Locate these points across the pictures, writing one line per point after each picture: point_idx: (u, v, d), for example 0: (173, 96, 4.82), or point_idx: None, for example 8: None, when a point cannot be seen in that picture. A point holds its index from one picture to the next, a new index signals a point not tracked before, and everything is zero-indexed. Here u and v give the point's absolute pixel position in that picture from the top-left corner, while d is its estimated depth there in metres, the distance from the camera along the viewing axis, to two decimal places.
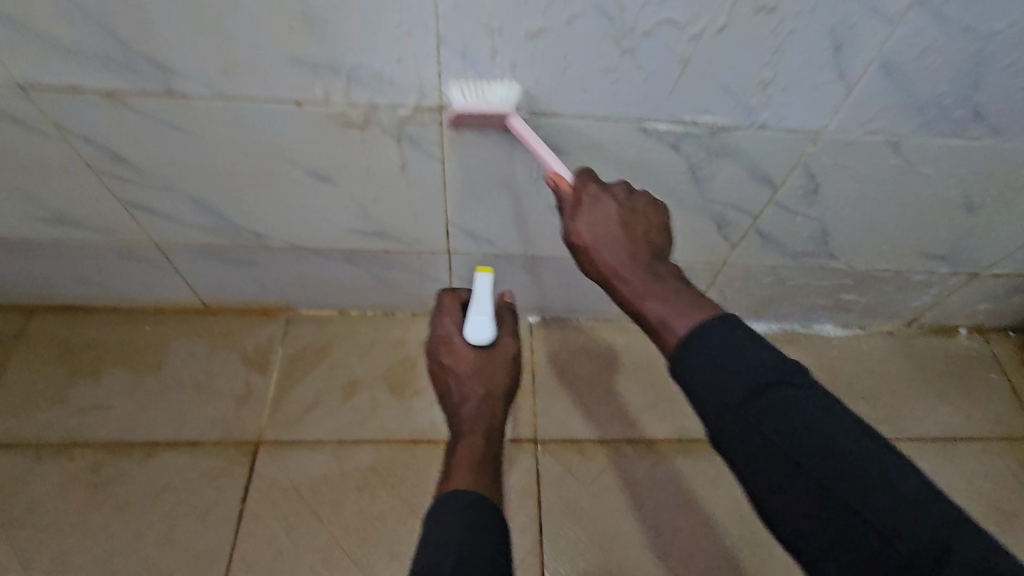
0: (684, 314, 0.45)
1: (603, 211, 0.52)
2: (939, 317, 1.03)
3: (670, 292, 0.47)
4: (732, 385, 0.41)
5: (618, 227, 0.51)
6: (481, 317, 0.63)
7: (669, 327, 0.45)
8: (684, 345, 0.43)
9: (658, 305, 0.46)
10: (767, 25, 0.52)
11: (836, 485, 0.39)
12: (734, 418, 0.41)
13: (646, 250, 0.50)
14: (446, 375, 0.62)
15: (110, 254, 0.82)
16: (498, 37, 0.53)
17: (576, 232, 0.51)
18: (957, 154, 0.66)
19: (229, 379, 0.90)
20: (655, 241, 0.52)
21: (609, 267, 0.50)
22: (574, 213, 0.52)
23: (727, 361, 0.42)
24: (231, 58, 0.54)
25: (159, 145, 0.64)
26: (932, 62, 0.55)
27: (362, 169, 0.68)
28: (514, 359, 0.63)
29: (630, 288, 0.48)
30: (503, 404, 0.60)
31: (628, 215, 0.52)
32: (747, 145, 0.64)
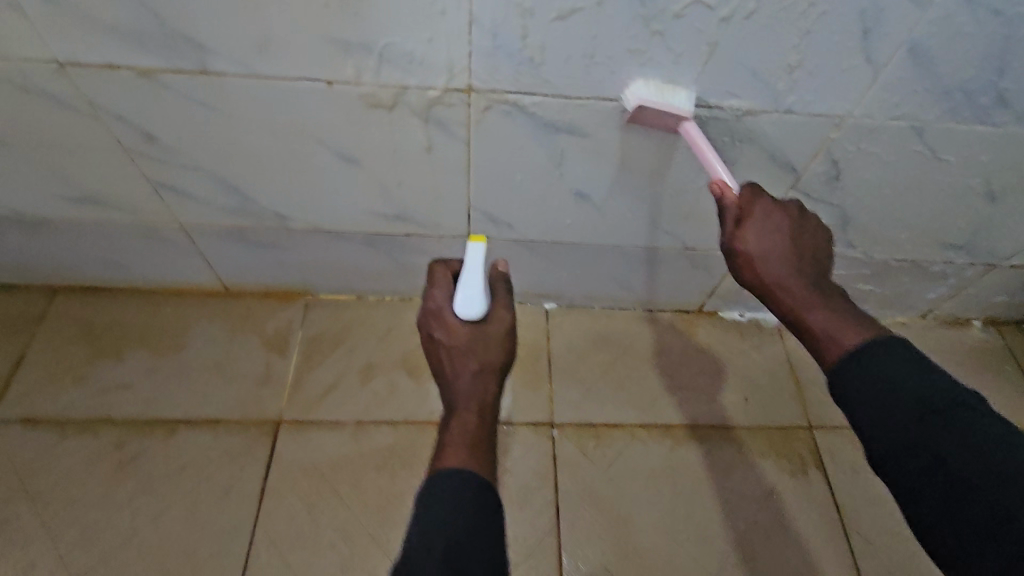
0: (849, 328, 0.48)
1: (774, 226, 0.52)
2: (954, 309, 1.03)
3: (836, 308, 0.49)
4: (884, 382, 0.45)
5: (787, 241, 0.51)
6: (474, 291, 0.56)
7: (837, 340, 0.48)
8: (854, 359, 0.47)
9: (821, 318, 0.49)
10: (796, 8, 0.52)
11: (959, 458, 0.42)
12: (878, 405, 0.45)
13: (808, 261, 0.51)
14: (437, 350, 0.54)
15: (135, 235, 0.83)
16: (530, 18, 0.53)
17: (744, 243, 0.52)
18: (980, 141, 0.66)
19: (250, 360, 0.91)
20: (813, 254, 0.52)
21: (775, 279, 0.51)
22: (741, 224, 0.53)
23: (887, 369, 0.46)
24: (266, 37, 0.55)
25: (190, 124, 0.65)
26: (961, 46, 0.55)
27: (387, 151, 0.68)
28: (511, 331, 0.55)
29: (793, 299, 0.50)
30: (500, 380, 0.53)
31: (795, 229, 0.52)
32: (771, 129, 0.65)
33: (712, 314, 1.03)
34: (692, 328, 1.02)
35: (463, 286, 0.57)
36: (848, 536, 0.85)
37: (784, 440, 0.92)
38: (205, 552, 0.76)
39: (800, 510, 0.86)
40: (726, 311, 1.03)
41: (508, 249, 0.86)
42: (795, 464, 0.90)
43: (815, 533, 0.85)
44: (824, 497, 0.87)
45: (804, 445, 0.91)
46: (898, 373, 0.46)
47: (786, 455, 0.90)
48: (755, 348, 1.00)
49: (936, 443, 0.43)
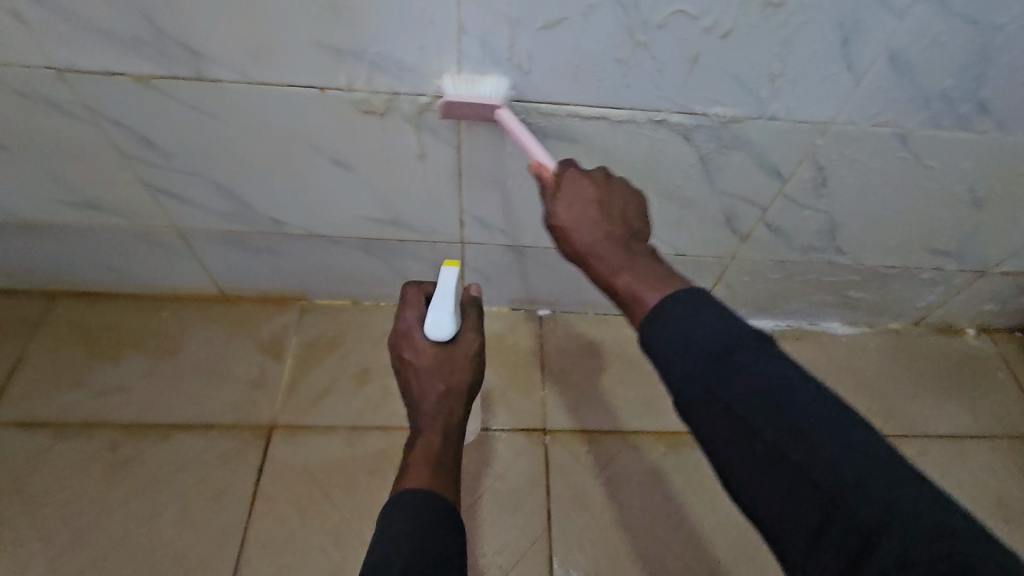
0: (654, 286, 0.44)
1: (582, 195, 0.51)
2: (947, 317, 1.03)
3: (647, 270, 0.46)
4: (686, 344, 0.40)
5: (596, 209, 0.50)
6: (442, 312, 0.56)
7: (643, 298, 0.44)
8: (651, 317, 0.42)
9: (631, 278, 0.46)
10: (776, 19, 0.54)
11: (776, 435, 0.37)
12: (695, 371, 0.39)
13: (621, 230, 0.49)
14: (406, 369, 0.57)
15: (133, 239, 0.84)
16: (517, 27, 0.55)
17: (557, 215, 0.51)
18: (962, 148, 0.67)
19: (245, 364, 0.92)
20: (633, 223, 0.51)
21: (585, 247, 0.49)
22: (554, 199, 0.52)
23: (682, 322, 0.41)
24: (261, 44, 0.57)
25: (186, 130, 0.67)
26: (940, 53, 0.57)
27: (381, 157, 0.70)
28: (478, 355, 0.57)
29: (605, 264, 0.48)
30: (464, 402, 0.55)
31: (604, 199, 0.51)
32: (757, 136, 0.66)
33: None
34: None
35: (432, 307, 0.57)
36: None
37: None
38: (195, 554, 0.76)
39: None
40: None
41: (501, 254, 0.87)
42: None
43: None
44: None
45: None
46: (709, 337, 0.40)
47: None
48: None
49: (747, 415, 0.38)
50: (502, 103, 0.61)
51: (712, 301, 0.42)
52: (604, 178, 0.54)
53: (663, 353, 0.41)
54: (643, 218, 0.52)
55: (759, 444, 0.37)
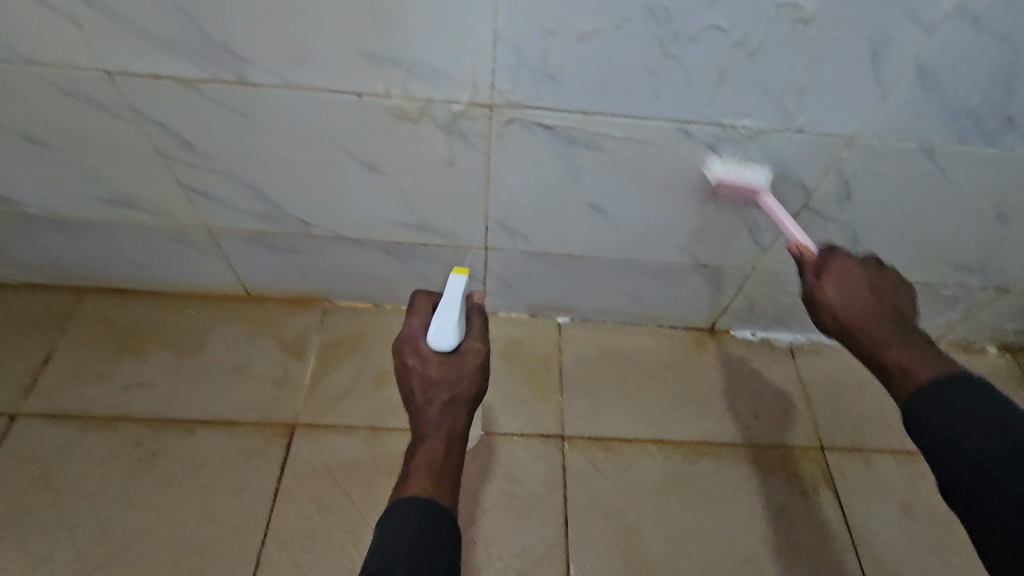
0: (928, 365, 0.51)
1: (844, 274, 0.58)
2: (967, 334, 1.03)
3: (918, 349, 0.52)
4: (950, 415, 0.47)
5: (863, 287, 0.57)
6: (445, 324, 0.57)
7: (915, 373, 0.51)
8: (920, 391, 0.50)
9: (902, 354, 0.52)
10: (805, 35, 0.55)
11: (1019, 485, 0.43)
12: (950, 435, 0.47)
13: (890, 310, 0.56)
14: (411, 378, 0.58)
15: (165, 237, 0.86)
16: (552, 39, 0.56)
17: (828, 293, 0.57)
18: (988, 164, 0.68)
19: (268, 363, 0.93)
20: (897, 299, 0.57)
21: (852, 322, 0.55)
22: (820, 275, 0.59)
23: (937, 396, 0.49)
24: (302, 50, 0.59)
25: (223, 132, 0.68)
26: (968, 69, 0.57)
27: (411, 162, 0.71)
28: (483, 365, 0.58)
29: (871, 337, 0.54)
30: (468, 411, 0.56)
31: (868, 276, 0.58)
32: (783, 148, 0.67)
33: (723, 332, 1.04)
34: (703, 345, 1.03)
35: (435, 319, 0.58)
36: (859, 558, 0.84)
37: (796, 460, 0.91)
38: (216, 549, 0.77)
39: (811, 530, 0.85)
40: (738, 329, 1.04)
41: (523, 260, 0.88)
42: (806, 483, 0.89)
43: (827, 554, 0.84)
44: (836, 518, 0.87)
45: (815, 465, 0.91)
46: (967, 406, 0.47)
47: (798, 474, 0.90)
48: (765, 366, 1.01)
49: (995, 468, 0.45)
50: (762, 188, 0.69)
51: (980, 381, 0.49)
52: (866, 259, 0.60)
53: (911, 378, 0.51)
54: (902, 292, 0.58)
55: (998, 492, 0.44)
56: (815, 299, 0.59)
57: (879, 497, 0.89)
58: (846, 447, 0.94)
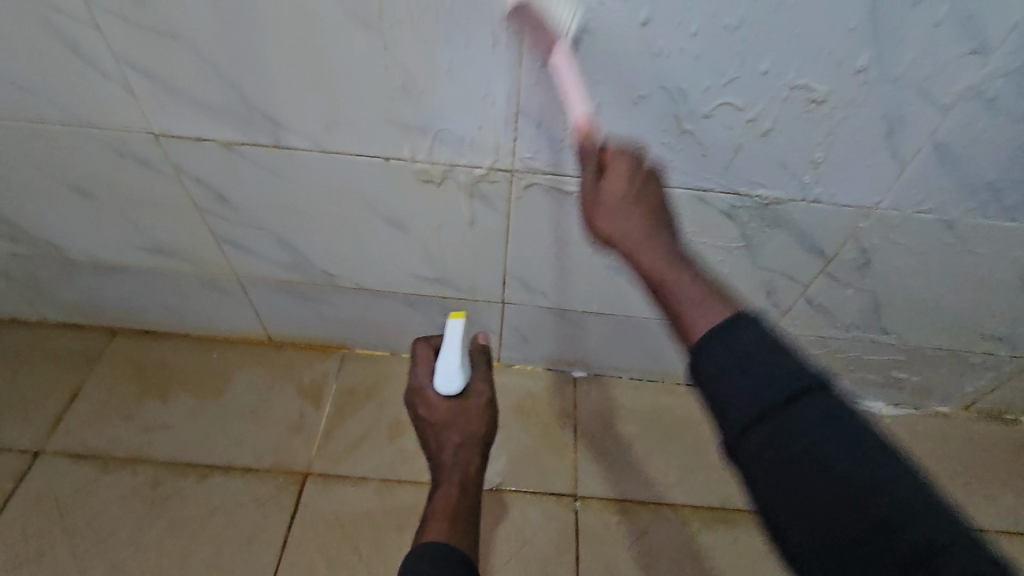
0: (707, 305, 0.42)
1: (624, 201, 0.49)
2: (999, 403, 0.99)
3: (698, 287, 0.43)
4: (740, 365, 0.38)
5: (642, 217, 0.48)
6: (449, 370, 0.59)
7: (694, 317, 0.42)
8: (710, 333, 0.40)
9: (681, 296, 0.44)
10: (818, 113, 0.56)
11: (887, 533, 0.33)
12: (737, 382, 0.38)
13: (669, 244, 0.47)
14: (423, 424, 0.60)
15: (195, 283, 0.90)
16: (571, 112, 0.59)
17: (605, 216, 0.49)
18: (1010, 236, 0.67)
19: (285, 409, 0.95)
20: (673, 218, 0.49)
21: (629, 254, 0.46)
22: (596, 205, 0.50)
23: (735, 338, 0.39)
24: (335, 118, 0.62)
25: (258, 189, 0.72)
26: (985, 148, 0.58)
27: (433, 220, 0.74)
28: (491, 403, 0.60)
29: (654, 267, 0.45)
30: (481, 452, 0.57)
31: (648, 206, 0.49)
32: (800, 216, 0.67)
33: None
34: None
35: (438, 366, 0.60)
36: None
37: None
38: None
39: None
40: None
41: (540, 315, 0.89)
42: None
43: None
44: None
45: None
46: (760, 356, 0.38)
47: None
48: None
49: (788, 434, 0.36)
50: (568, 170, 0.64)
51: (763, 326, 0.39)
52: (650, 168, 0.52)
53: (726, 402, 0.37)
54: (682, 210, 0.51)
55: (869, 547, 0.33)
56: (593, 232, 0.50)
57: None
58: None
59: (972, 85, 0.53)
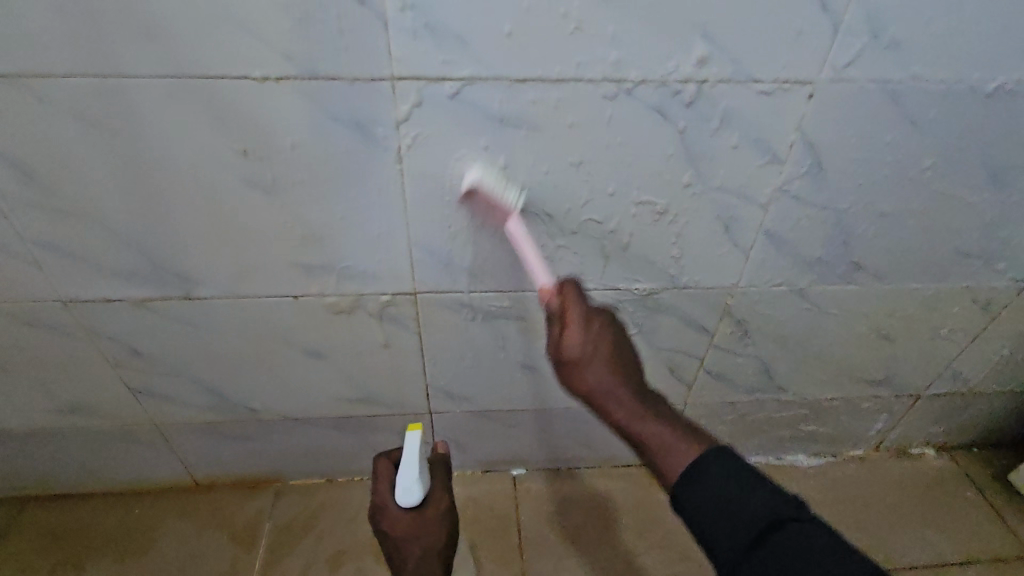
0: (681, 442, 0.47)
1: (592, 331, 0.52)
2: (902, 439, 1.08)
3: (671, 421, 0.49)
4: (722, 506, 0.44)
5: (608, 347, 0.51)
6: (409, 483, 0.64)
7: (673, 453, 0.47)
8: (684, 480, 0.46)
9: (659, 431, 0.48)
10: (664, 220, 0.67)
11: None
12: (726, 530, 0.44)
13: (637, 374, 0.51)
14: (385, 538, 0.64)
15: (113, 438, 0.88)
16: (458, 239, 0.66)
17: (574, 356, 0.51)
18: (853, 296, 0.78)
19: (215, 559, 0.90)
20: (633, 359, 0.52)
21: (599, 387, 0.50)
22: (564, 332, 0.53)
23: (723, 485, 0.45)
24: (243, 269, 0.67)
25: (175, 339, 0.75)
26: (806, 231, 0.69)
27: (349, 346, 0.78)
28: (449, 510, 0.66)
29: (625, 411, 0.49)
30: (441, 562, 0.63)
31: (615, 338, 0.52)
32: (677, 301, 0.76)
33: None
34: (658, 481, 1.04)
35: (399, 480, 0.65)
36: None
37: None
38: None
39: None
40: None
41: (469, 419, 0.92)
42: None
43: None
44: None
45: None
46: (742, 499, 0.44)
47: None
48: None
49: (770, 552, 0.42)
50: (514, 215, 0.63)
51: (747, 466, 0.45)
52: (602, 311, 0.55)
53: (692, 498, 0.45)
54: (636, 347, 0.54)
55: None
56: (559, 360, 0.53)
57: None
58: None
59: (778, 186, 0.65)
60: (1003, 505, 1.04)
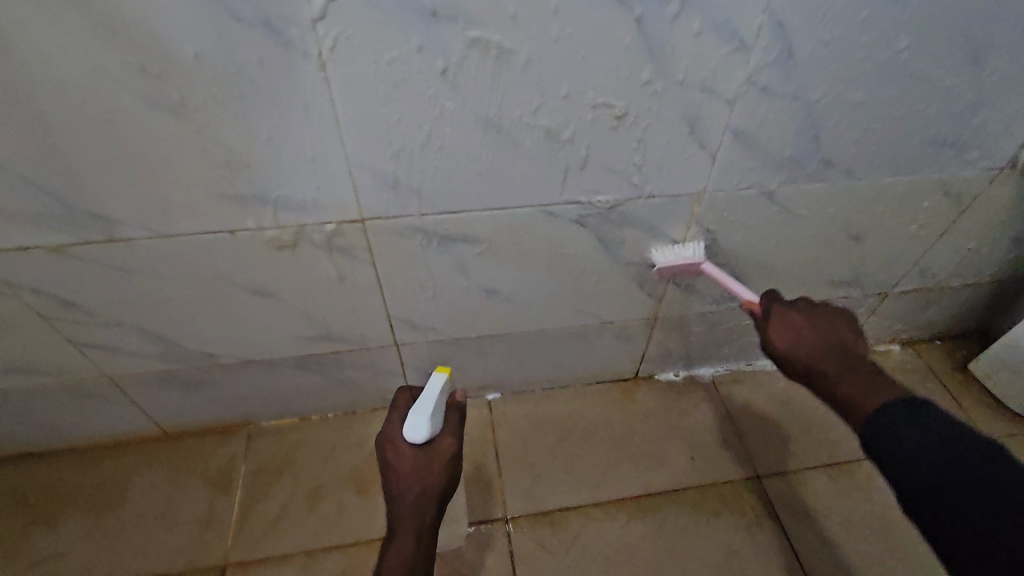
0: (872, 395, 0.53)
1: (787, 323, 0.63)
2: (869, 338, 1.10)
3: (864, 381, 0.55)
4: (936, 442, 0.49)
5: (808, 331, 0.61)
6: (419, 419, 0.65)
7: (860, 405, 0.53)
8: (870, 421, 0.51)
9: (851, 390, 0.55)
10: (623, 125, 0.62)
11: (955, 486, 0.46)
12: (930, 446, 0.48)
13: (835, 347, 0.59)
14: (388, 471, 0.66)
15: (64, 394, 0.84)
16: (402, 157, 0.61)
17: (778, 346, 0.62)
18: (823, 196, 0.75)
19: (192, 505, 0.90)
20: (846, 338, 0.60)
21: (801, 365, 0.60)
22: (766, 329, 0.64)
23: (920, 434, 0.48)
24: (167, 204, 0.61)
25: (109, 288, 0.69)
26: (774, 128, 0.65)
27: (300, 282, 0.73)
28: (455, 457, 0.67)
29: (824, 379, 0.57)
30: (437, 503, 0.64)
31: (815, 322, 0.62)
32: (642, 212, 0.73)
33: (649, 378, 1.07)
34: (632, 395, 1.05)
35: (411, 413, 0.66)
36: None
37: (736, 493, 0.93)
38: None
39: (760, 562, 0.86)
40: (662, 373, 1.07)
41: (436, 349, 0.89)
42: (750, 517, 0.91)
43: None
44: (782, 545, 0.88)
45: (754, 496, 0.93)
46: (923, 435, 0.47)
47: (739, 508, 0.92)
48: (693, 404, 1.04)
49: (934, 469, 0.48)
50: (701, 259, 0.79)
51: (925, 408, 0.49)
52: (806, 307, 0.64)
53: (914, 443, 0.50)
54: (860, 338, 0.61)
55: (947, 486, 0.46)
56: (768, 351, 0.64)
57: (822, 515, 0.91)
58: (782, 471, 0.96)
59: (745, 78, 0.59)
60: (962, 393, 1.08)
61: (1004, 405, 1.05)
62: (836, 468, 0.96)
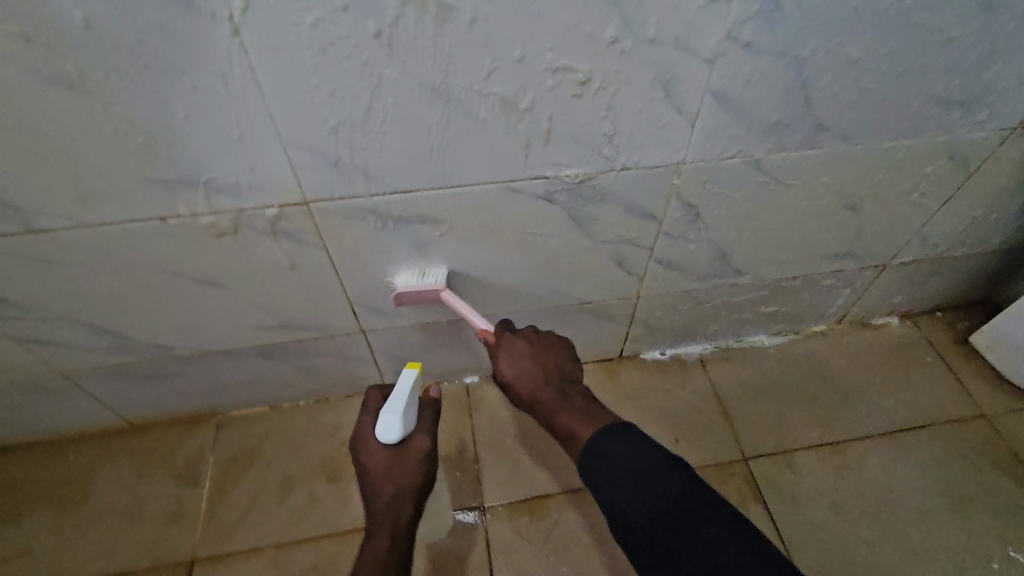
0: (586, 425, 0.53)
1: (522, 351, 0.62)
2: (866, 311, 1.04)
3: (580, 410, 0.55)
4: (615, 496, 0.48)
5: (531, 362, 0.61)
6: (392, 417, 0.60)
7: (579, 436, 0.53)
8: (590, 452, 0.50)
9: (567, 419, 0.55)
10: (588, 91, 0.55)
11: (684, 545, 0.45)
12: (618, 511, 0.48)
13: (555, 377, 0.59)
14: (362, 470, 0.62)
15: (15, 390, 0.80)
16: (341, 133, 0.55)
17: (505, 375, 0.61)
18: (816, 163, 0.69)
19: (159, 499, 0.87)
20: (558, 371, 0.61)
21: (526, 397, 0.59)
22: (496, 359, 0.63)
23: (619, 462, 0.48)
24: (86, 191, 0.55)
25: (39, 281, 0.64)
26: (759, 90, 0.58)
27: (247, 271, 0.68)
28: (429, 454, 0.63)
29: (546, 409, 0.57)
30: (415, 501, 0.60)
31: (537, 352, 0.62)
32: (615, 187, 0.66)
33: (634, 357, 1.03)
34: (616, 375, 1.01)
35: (383, 411, 0.61)
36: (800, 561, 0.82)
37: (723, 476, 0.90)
38: None
39: None
40: (648, 352, 1.03)
41: (405, 335, 0.85)
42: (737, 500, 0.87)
43: None
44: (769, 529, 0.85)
45: (741, 479, 0.89)
46: (633, 456, 0.48)
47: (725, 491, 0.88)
48: (680, 384, 1.00)
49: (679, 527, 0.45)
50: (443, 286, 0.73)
51: (633, 434, 0.50)
52: (534, 337, 0.64)
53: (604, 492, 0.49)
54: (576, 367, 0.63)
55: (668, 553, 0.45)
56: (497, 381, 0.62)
57: (812, 497, 0.88)
58: (772, 452, 0.92)
59: (725, 34, 0.52)
60: (962, 367, 1.03)
61: (1006, 379, 1.00)
62: (826, 448, 0.93)
